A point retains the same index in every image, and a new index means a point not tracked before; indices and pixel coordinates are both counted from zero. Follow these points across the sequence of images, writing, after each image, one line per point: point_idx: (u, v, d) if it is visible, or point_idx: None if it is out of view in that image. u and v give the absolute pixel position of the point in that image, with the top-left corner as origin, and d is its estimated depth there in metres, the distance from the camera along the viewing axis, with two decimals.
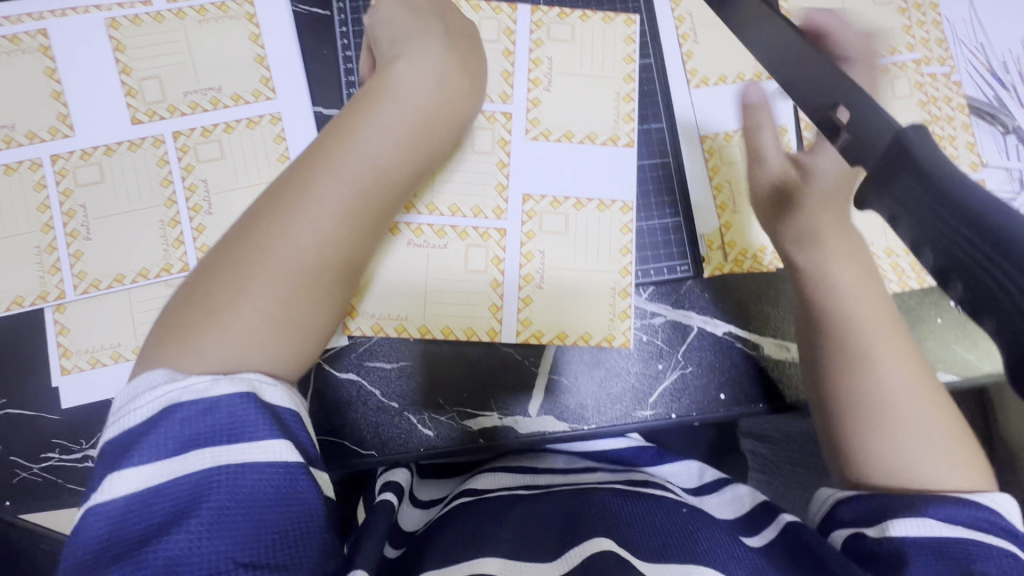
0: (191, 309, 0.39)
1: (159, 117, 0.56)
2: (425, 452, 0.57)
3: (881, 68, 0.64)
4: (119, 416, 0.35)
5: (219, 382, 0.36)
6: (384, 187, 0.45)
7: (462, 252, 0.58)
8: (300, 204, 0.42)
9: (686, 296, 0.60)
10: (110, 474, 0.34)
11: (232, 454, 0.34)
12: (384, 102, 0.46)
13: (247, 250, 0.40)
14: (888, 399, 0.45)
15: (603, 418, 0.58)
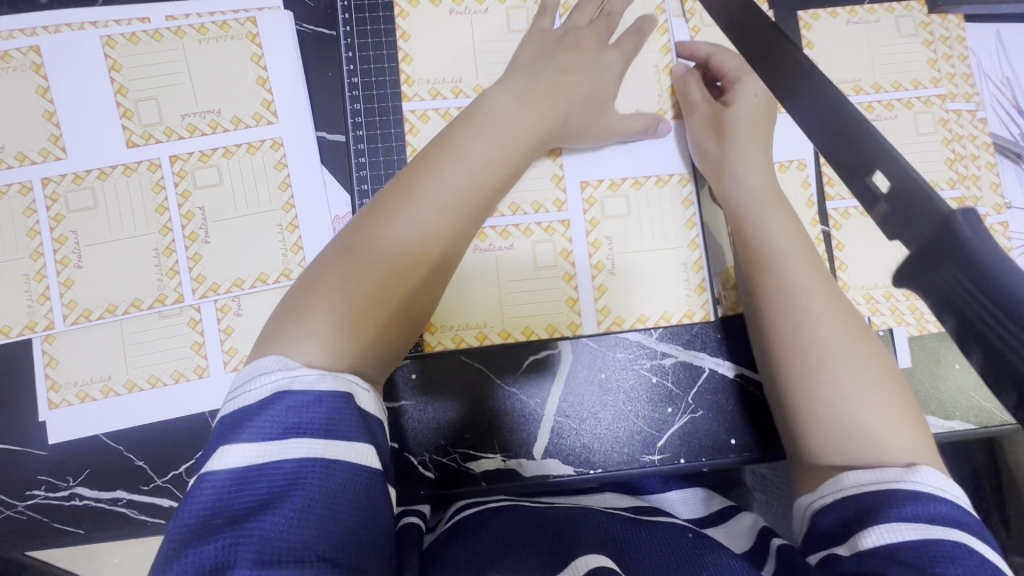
0: (311, 289, 0.42)
1: (155, 141, 0.54)
2: (425, 492, 0.54)
3: (904, 103, 0.62)
4: (235, 393, 0.36)
5: (326, 376, 0.36)
6: (475, 206, 0.48)
7: (530, 250, 0.57)
8: (413, 204, 0.45)
9: (698, 338, 0.58)
10: (221, 448, 0.34)
11: (331, 445, 0.34)
12: (495, 125, 0.50)
13: (363, 237, 0.44)
14: (828, 354, 0.46)
15: (611, 462, 0.56)
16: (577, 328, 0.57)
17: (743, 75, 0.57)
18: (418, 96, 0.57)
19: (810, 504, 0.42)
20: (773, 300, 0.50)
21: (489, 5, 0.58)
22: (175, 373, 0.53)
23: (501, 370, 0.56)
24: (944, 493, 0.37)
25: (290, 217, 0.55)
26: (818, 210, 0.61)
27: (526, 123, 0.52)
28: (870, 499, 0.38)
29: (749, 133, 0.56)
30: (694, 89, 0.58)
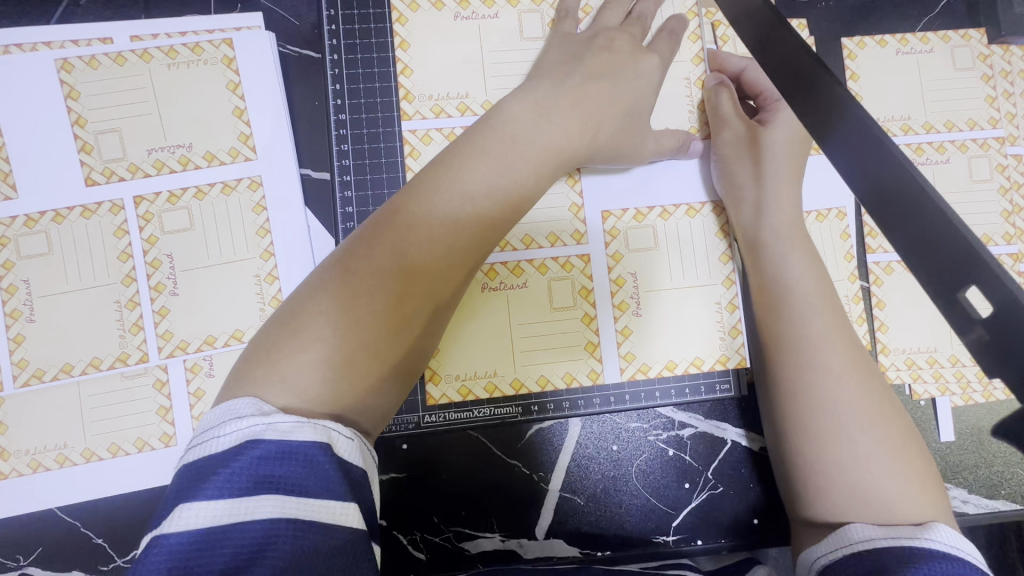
0: (279, 330, 0.36)
1: (118, 178, 0.48)
2: (417, 574, 0.49)
3: (959, 145, 0.55)
4: (200, 440, 0.31)
5: (304, 425, 0.31)
6: (474, 233, 0.40)
7: (545, 289, 0.49)
8: (397, 234, 0.38)
9: (723, 408, 0.51)
10: (179, 504, 0.28)
11: (306, 507, 0.29)
12: (504, 143, 0.42)
13: (337, 274, 0.37)
14: (852, 421, 0.40)
15: (620, 542, 0.50)
16: (597, 377, 0.49)
17: (777, 102, 0.50)
18: (418, 113, 0.49)
19: (815, 557, 0.38)
20: (785, 360, 0.44)
21: (498, 9, 0.50)
22: (137, 441, 0.47)
23: (500, 438, 0.50)
24: (963, 554, 0.33)
25: (268, 266, 0.49)
26: (857, 263, 0.54)
27: (552, 136, 0.43)
28: (885, 556, 0.34)
29: (783, 162, 0.48)
30: (725, 105, 0.49)
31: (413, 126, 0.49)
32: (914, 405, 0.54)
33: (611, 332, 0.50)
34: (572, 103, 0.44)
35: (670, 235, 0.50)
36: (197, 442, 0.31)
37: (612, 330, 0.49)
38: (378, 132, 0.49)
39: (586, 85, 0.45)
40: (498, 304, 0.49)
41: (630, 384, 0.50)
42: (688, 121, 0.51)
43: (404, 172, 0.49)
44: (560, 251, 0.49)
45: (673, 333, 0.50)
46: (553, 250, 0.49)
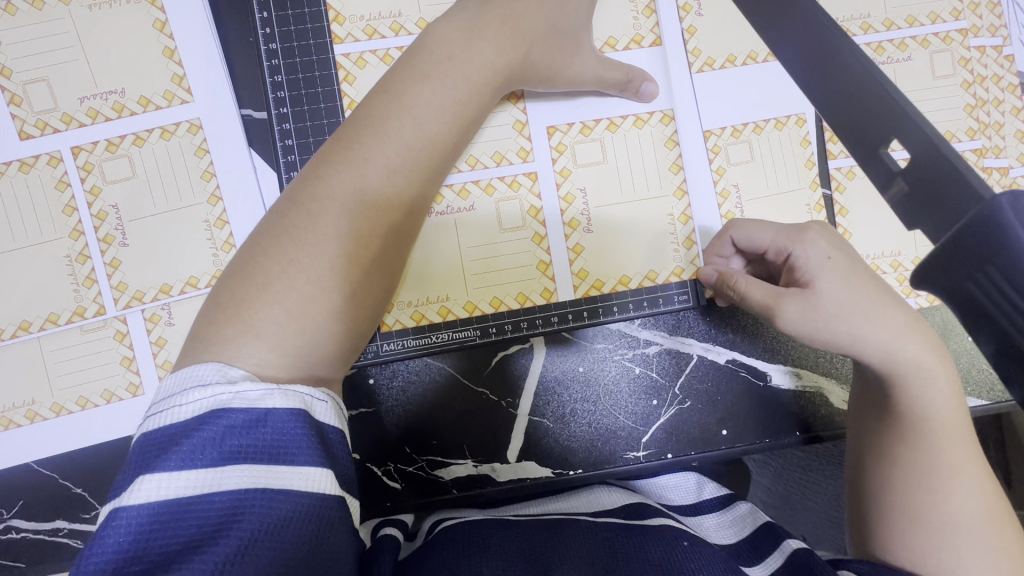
0: (239, 279, 0.35)
1: (53, 130, 0.47)
2: (394, 503, 0.50)
3: (920, 41, 0.54)
4: (159, 408, 0.30)
5: (274, 392, 0.30)
6: (421, 161, 0.40)
7: (493, 210, 0.49)
8: (348, 170, 0.38)
9: (684, 322, 0.51)
10: (140, 474, 0.28)
11: (277, 476, 0.29)
12: (442, 61, 0.41)
13: (298, 215, 0.37)
14: (967, 511, 0.38)
15: (592, 461, 0.51)
16: (551, 296, 0.49)
17: (803, 230, 0.44)
18: (351, 36, 0.47)
19: None
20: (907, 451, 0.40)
21: None
22: (106, 393, 0.48)
23: (464, 368, 0.50)
24: None
25: (217, 211, 0.48)
26: (819, 171, 0.51)
27: (486, 54, 0.42)
28: None
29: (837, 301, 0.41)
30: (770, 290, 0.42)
31: (346, 49, 0.47)
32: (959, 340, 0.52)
33: (563, 251, 0.49)
34: (509, 23, 0.43)
35: (625, 151, 0.49)
36: (155, 411, 0.30)
37: (563, 249, 0.49)
38: (312, 61, 0.47)
39: (516, 13, 0.44)
40: (450, 230, 0.48)
41: (592, 304, 0.50)
42: (633, 30, 0.49)
43: (341, 99, 0.47)
44: (510, 171, 0.49)
45: (627, 250, 0.49)
46: (501, 170, 0.48)
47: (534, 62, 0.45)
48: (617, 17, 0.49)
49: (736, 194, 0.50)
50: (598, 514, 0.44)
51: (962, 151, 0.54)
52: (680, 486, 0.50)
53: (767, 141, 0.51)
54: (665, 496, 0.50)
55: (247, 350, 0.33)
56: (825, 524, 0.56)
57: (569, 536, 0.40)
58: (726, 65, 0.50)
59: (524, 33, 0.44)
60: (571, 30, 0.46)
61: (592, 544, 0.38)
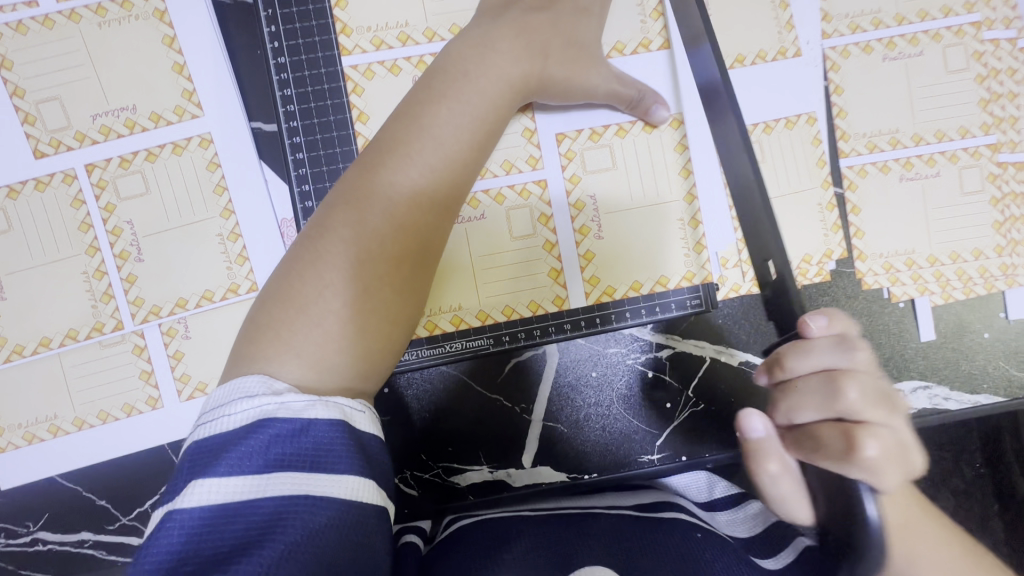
0: (270, 301, 0.37)
1: (67, 148, 0.47)
2: (412, 510, 0.51)
3: (932, 36, 0.53)
4: (208, 417, 0.31)
5: (316, 402, 0.31)
6: (445, 180, 0.40)
7: (504, 219, 0.48)
8: (375, 191, 0.38)
9: (696, 327, 0.51)
10: (190, 479, 0.29)
11: (319, 483, 0.30)
12: (458, 78, 0.42)
13: (327, 240, 0.38)
14: None
15: (607, 465, 0.51)
16: (563, 303, 0.49)
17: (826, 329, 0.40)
18: (358, 48, 0.47)
19: None
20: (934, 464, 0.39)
21: None
22: (126, 406, 0.48)
23: (478, 375, 0.51)
24: None
25: (230, 224, 0.49)
26: (830, 170, 0.53)
27: (500, 67, 0.42)
28: None
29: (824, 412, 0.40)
30: (811, 413, 0.37)
31: (354, 61, 0.47)
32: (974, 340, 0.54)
33: (575, 259, 0.49)
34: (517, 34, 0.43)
35: (636, 157, 0.48)
36: (204, 420, 0.31)
37: (575, 256, 0.49)
38: (321, 74, 0.47)
39: (524, 23, 0.44)
40: (462, 239, 0.48)
41: (605, 310, 0.49)
42: (641, 33, 0.49)
43: (350, 112, 0.47)
44: (521, 179, 0.48)
45: (639, 257, 0.49)
46: (511, 178, 0.48)
47: (545, 74, 0.44)
48: (626, 19, 0.48)
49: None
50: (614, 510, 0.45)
51: (975, 147, 0.53)
52: (693, 484, 0.51)
53: (779, 141, 0.52)
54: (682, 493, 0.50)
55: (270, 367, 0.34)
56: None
57: (589, 529, 0.41)
58: (735, 66, 0.52)
59: (537, 43, 0.44)
60: (580, 37, 0.45)
61: (613, 539, 0.39)
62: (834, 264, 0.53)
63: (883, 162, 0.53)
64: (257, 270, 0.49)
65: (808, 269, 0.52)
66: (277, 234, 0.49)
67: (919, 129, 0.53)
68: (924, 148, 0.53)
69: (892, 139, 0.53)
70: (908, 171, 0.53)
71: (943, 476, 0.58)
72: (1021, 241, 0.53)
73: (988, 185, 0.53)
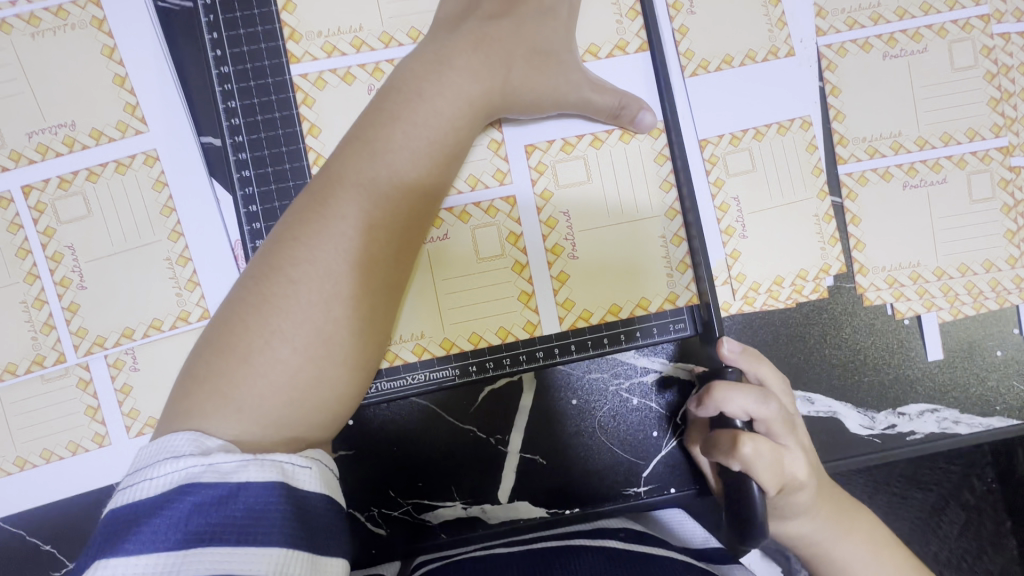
0: (209, 342, 0.33)
1: (2, 169, 0.44)
2: (379, 550, 0.47)
3: (936, 30, 0.49)
4: (131, 481, 0.28)
5: (248, 462, 0.28)
6: (405, 205, 0.36)
7: (469, 239, 0.44)
8: (325, 224, 0.34)
9: (683, 352, 0.48)
10: (101, 556, 0.26)
11: (244, 558, 0.27)
12: (410, 101, 0.37)
13: (272, 280, 0.33)
14: None
15: (591, 501, 0.48)
16: (535, 329, 0.45)
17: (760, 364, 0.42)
18: (308, 55, 0.43)
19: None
20: None
21: None
22: (71, 444, 0.45)
23: (450, 406, 0.47)
24: None
25: (179, 247, 0.45)
26: (827, 178, 0.49)
27: (458, 83, 0.38)
28: None
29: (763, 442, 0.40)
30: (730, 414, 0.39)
31: (304, 70, 0.43)
32: (985, 358, 0.50)
33: (547, 279, 0.45)
34: (478, 40, 0.40)
35: (614, 170, 0.45)
36: (127, 484, 0.29)
37: (547, 278, 0.45)
38: (268, 83, 0.43)
39: (485, 27, 0.40)
40: (426, 262, 0.44)
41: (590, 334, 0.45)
42: (617, 34, 0.45)
43: (300, 124, 0.43)
44: (491, 195, 0.44)
45: (621, 278, 0.45)
46: (482, 194, 0.44)
47: (512, 82, 0.40)
48: (601, 19, 0.45)
49: (736, 208, 0.48)
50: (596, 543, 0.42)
51: (985, 151, 0.49)
52: (684, 528, 0.46)
53: (772, 147, 0.48)
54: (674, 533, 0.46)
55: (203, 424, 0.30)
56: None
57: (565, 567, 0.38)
58: (723, 66, 0.48)
59: (500, 49, 0.40)
60: (549, 40, 0.41)
61: None
62: (832, 279, 0.49)
63: (885, 168, 0.49)
64: (209, 297, 0.45)
65: (805, 285, 0.48)
66: (229, 258, 0.46)
67: (925, 132, 0.49)
68: (930, 152, 0.49)
69: (894, 143, 0.49)
70: (912, 177, 0.49)
71: (953, 503, 0.54)
72: None
73: (999, 191, 0.49)
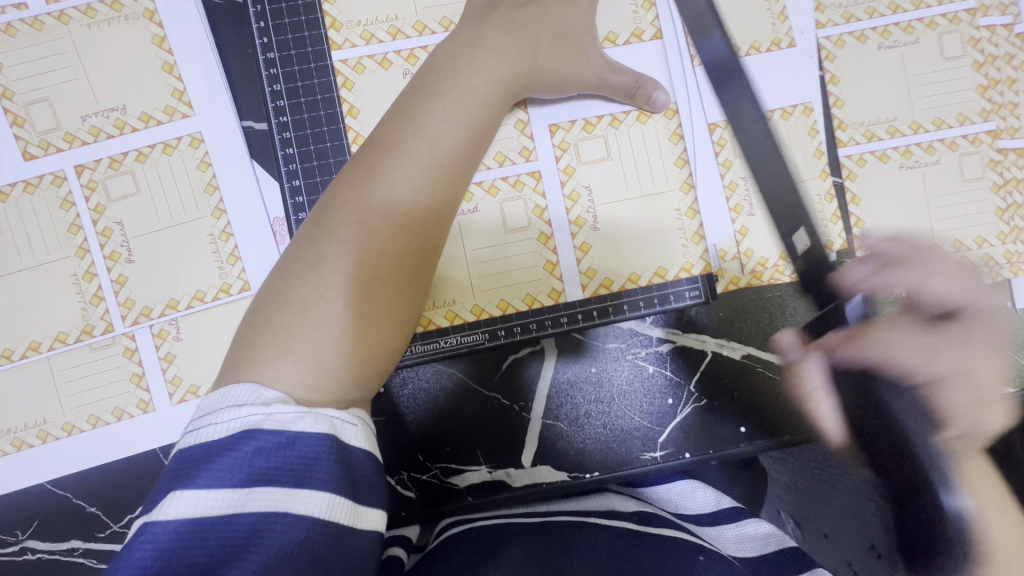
0: (267, 297, 0.36)
1: (56, 150, 0.47)
2: (409, 513, 0.49)
3: (927, 23, 0.52)
4: (195, 425, 0.30)
5: (304, 415, 0.30)
6: (443, 174, 0.40)
7: (497, 211, 0.48)
8: (373, 188, 0.37)
9: (697, 319, 0.50)
10: (171, 490, 0.28)
11: (298, 502, 0.28)
12: (450, 78, 0.41)
13: (324, 238, 0.37)
14: None
15: (608, 464, 0.50)
16: (559, 296, 0.48)
17: None
18: (348, 42, 0.47)
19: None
20: None
21: None
22: (116, 410, 0.48)
23: (476, 372, 0.50)
24: None
25: (221, 223, 0.48)
26: (828, 159, 0.52)
27: (490, 66, 0.42)
28: None
29: None
30: None
31: (344, 55, 0.47)
32: None
33: (570, 249, 0.48)
34: (508, 27, 0.43)
35: (631, 150, 0.48)
36: (192, 428, 0.31)
37: (570, 247, 0.48)
38: (310, 69, 0.47)
39: (514, 16, 0.44)
40: (458, 232, 0.47)
41: (608, 300, 0.49)
42: (633, 24, 0.48)
43: (341, 105, 0.47)
44: (517, 171, 0.48)
45: (639, 248, 0.48)
46: (509, 170, 0.48)
47: (538, 66, 0.44)
48: (619, 11, 0.48)
49: (744, 187, 0.50)
50: (611, 525, 0.43)
51: (975, 134, 0.52)
52: (697, 495, 0.51)
53: (777, 130, 0.52)
54: (684, 502, 0.50)
55: (262, 371, 0.33)
56: (846, 535, 0.54)
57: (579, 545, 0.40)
58: None
59: (527, 37, 0.43)
60: (571, 29, 0.45)
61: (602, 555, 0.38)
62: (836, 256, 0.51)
63: (882, 151, 0.53)
64: (250, 269, 0.48)
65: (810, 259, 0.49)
66: (269, 233, 0.48)
67: (918, 117, 0.52)
68: (923, 136, 0.52)
69: (890, 127, 0.52)
70: (908, 159, 0.52)
71: None
72: None
73: (989, 171, 0.52)
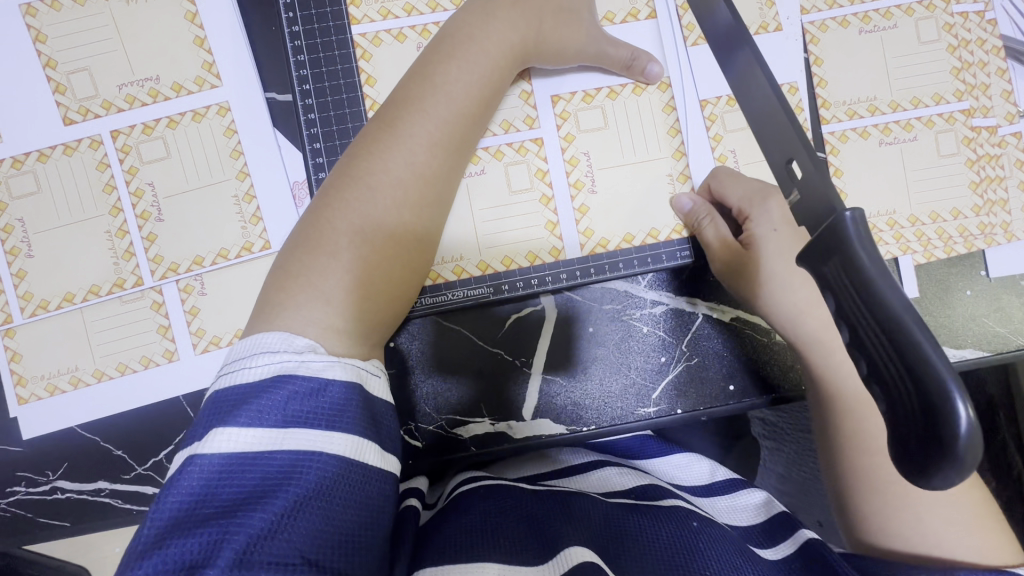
0: (298, 238, 0.40)
1: (94, 115, 0.51)
2: (416, 461, 0.53)
3: (905, 10, 0.56)
4: (231, 371, 0.33)
5: (335, 364, 0.33)
6: (455, 132, 0.44)
7: (502, 174, 0.51)
8: (394, 138, 0.42)
9: (688, 280, 0.53)
10: (212, 427, 0.31)
11: (331, 442, 0.31)
12: (464, 42, 0.45)
13: (350, 184, 0.41)
14: None
15: (604, 418, 0.53)
16: (559, 254, 0.52)
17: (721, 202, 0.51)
18: (367, 17, 0.51)
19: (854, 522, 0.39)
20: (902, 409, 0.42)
21: None
22: (143, 359, 0.51)
23: (480, 326, 0.53)
24: None
25: (245, 186, 0.51)
26: (812, 135, 0.56)
27: (497, 40, 0.46)
28: None
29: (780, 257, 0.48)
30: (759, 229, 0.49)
31: (363, 30, 0.51)
32: (958, 297, 0.56)
33: (569, 211, 0.52)
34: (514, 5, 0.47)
35: (627, 121, 0.52)
36: (228, 373, 0.33)
37: (570, 210, 0.52)
38: (331, 41, 0.51)
39: None
40: (464, 192, 0.51)
41: (605, 259, 0.52)
42: (630, 5, 0.52)
43: (359, 75, 0.51)
44: (521, 138, 0.51)
45: (634, 211, 0.52)
46: (514, 136, 0.51)
47: (541, 41, 0.48)
48: None
49: (733, 159, 0.52)
50: (612, 499, 0.45)
51: (950, 113, 0.56)
52: (693, 468, 0.53)
53: None
54: (678, 474, 0.53)
55: (291, 304, 0.37)
56: (820, 500, 0.63)
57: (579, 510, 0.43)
58: None
59: (532, 13, 0.47)
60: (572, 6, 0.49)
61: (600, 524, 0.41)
62: None
63: (863, 128, 0.56)
64: (270, 229, 0.52)
65: None
66: (288, 196, 0.52)
67: (898, 96, 0.56)
68: (902, 114, 0.56)
69: (871, 106, 0.56)
70: (887, 136, 0.56)
71: None
72: (997, 201, 0.56)
73: (963, 147, 0.56)
